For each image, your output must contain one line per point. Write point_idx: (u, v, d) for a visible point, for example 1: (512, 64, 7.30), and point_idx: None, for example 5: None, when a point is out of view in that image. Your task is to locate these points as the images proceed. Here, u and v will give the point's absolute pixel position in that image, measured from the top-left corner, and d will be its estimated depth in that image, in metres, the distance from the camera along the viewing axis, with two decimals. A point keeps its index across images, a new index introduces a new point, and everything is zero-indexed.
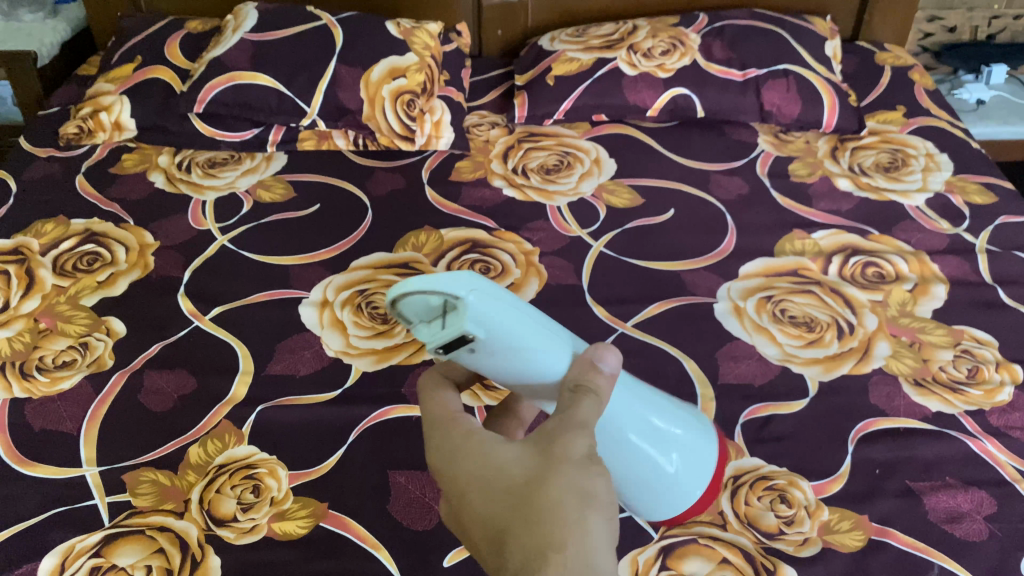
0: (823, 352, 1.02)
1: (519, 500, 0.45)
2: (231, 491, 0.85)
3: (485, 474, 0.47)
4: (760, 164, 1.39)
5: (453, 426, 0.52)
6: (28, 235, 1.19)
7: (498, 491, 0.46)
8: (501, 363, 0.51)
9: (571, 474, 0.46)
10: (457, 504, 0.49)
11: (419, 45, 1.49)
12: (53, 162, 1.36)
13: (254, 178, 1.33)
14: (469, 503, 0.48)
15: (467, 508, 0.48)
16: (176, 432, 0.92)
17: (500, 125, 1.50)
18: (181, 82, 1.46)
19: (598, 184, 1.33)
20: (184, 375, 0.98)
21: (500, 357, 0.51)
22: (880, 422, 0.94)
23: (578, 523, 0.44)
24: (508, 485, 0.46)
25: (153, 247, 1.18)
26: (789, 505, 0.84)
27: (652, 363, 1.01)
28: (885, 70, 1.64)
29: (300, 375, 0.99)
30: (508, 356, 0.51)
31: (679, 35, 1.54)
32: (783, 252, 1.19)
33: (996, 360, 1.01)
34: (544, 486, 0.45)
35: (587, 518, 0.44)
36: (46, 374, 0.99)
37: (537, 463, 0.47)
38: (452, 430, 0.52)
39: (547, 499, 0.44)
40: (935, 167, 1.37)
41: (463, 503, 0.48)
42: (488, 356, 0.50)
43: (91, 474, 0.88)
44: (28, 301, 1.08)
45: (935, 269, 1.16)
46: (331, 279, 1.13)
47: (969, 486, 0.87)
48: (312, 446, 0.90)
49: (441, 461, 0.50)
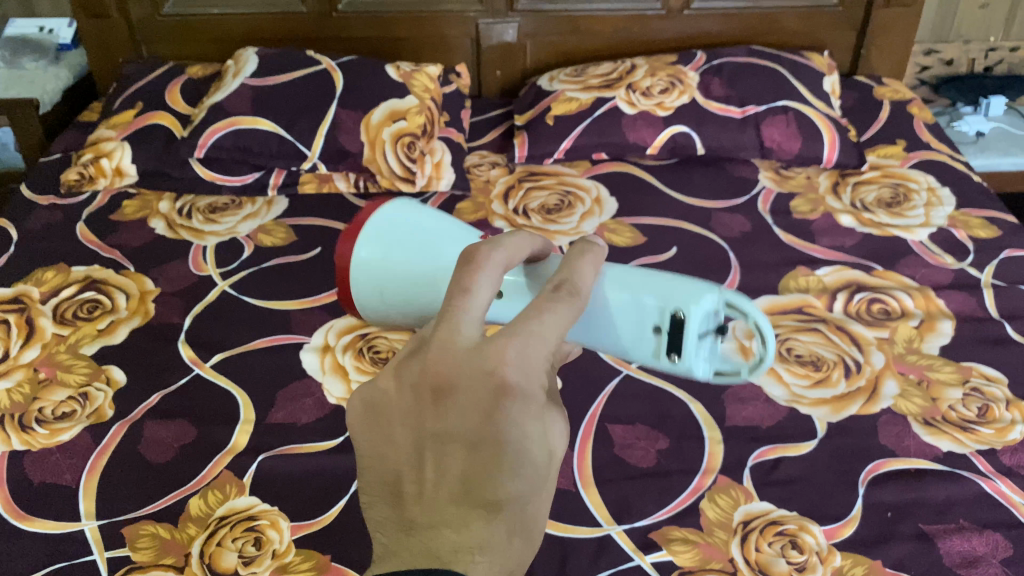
0: (830, 392, 1.01)
1: (533, 513, 0.41)
2: (232, 544, 0.83)
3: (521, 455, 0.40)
4: (761, 201, 1.39)
5: (532, 365, 0.42)
6: (29, 284, 1.19)
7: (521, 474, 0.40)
8: (632, 323, 0.64)
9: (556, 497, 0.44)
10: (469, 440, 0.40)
11: (419, 88, 1.50)
12: (55, 210, 1.35)
13: (255, 223, 1.33)
14: (488, 452, 0.40)
15: (484, 457, 0.40)
16: (176, 483, 0.91)
17: (500, 165, 1.50)
18: (181, 128, 1.46)
19: (600, 223, 1.33)
20: (184, 425, 0.97)
21: (630, 325, 0.65)
22: (890, 463, 0.92)
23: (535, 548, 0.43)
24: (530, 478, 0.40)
25: (154, 294, 1.18)
26: (800, 551, 0.82)
27: (658, 407, 1.00)
28: (884, 105, 1.65)
29: (302, 424, 0.97)
30: (642, 306, 0.64)
31: (677, 73, 1.55)
32: (788, 290, 1.18)
33: (1006, 398, 1.00)
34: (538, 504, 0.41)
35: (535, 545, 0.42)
36: (45, 426, 0.97)
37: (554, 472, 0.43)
38: (534, 374, 0.41)
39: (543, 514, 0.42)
40: (937, 202, 1.37)
41: (476, 452, 0.40)
42: (649, 305, 0.63)
43: (90, 528, 0.86)
44: (28, 351, 1.08)
45: (940, 305, 1.15)
46: (332, 323, 1.12)
47: (983, 529, 0.85)
48: (314, 496, 0.89)
49: (496, 396, 0.40)
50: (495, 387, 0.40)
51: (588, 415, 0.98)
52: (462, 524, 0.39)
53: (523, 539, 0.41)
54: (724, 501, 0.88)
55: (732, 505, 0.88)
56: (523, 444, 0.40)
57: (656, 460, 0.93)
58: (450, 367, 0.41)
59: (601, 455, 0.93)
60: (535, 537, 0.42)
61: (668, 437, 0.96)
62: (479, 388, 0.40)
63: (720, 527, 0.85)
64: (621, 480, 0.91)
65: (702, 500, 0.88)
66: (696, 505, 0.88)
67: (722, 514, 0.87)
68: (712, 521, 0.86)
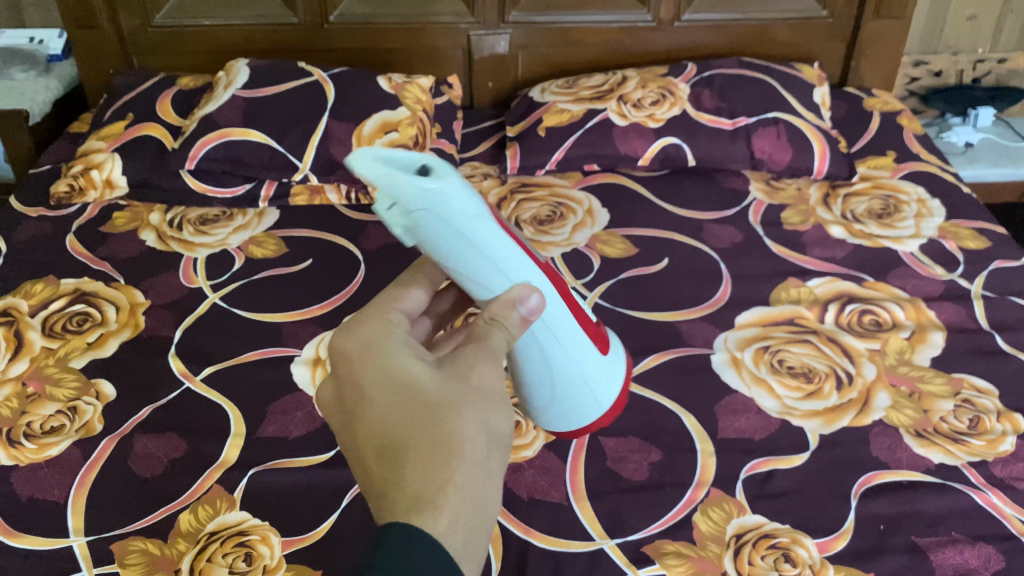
0: (822, 404, 1.01)
1: (437, 430, 0.50)
2: (223, 560, 0.83)
3: (394, 386, 0.53)
4: (752, 213, 1.39)
5: (376, 338, 0.57)
6: (18, 296, 1.18)
7: (401, 402, 0.52)
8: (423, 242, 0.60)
9: (473, 419, 0.52)
10: (357, 400, 0.54)
11: (410, 100, 1.50)
12: (44, 222, 1.35)
13: (246, 235, 1.33)
14: (374, 405, 0.53)
15: (371, 410, 0.52)
16: (166, 498, 0.90)
17: (492, 176, 1.50)
18: (172, 139, 1.46)
19: (592, 234, 1.33)
20: (174, 439, 0.97)
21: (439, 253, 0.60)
22: (882, 475, 0.92)
23: (469, 456, 0.50)
24: (414, 401, 0.52)
25: (144, 306, 1.17)
26: (793, 564, 0.82)
27: (650, 420, 1.00)
28: (874, 116, 1.65)
29: (293, 437, 0.97)
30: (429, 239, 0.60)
31: (668, 85, 1.55)
32: (779, 301, 1.18)
33: (997, 409, 1.00)
34: (444, 417, 0.51)
35: (468, 450, 0.50)
36: (34, 441, 0.97)
37: (450, 392, 0.53)
38: (381, 344, 0.57)
39: (453, 427, 0.50)
40: (927, 213, 1.38)
41: (366, 405, 0.53)
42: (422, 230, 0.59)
43: (78, 544, 0.85)
44: (16, 364, 1.07)
45: (931, 316, 1.15)
46: (324, 336, 1.12)
47: (976, 541, 0.85)
48: (305, 511, 0.88)
49: (357, 359, 0.56)
50: (354, 359, 0.56)
51: None
52: (387, 482, 0.49)
53: (441, 454, 0.49)
54: (717, 514, 0.88)
55: (725, 518, 0.87)
56: (387, 383, 0.53)
57: (648, 473, 0.93)
58: (331, 383, 0.57)
59: (594, 468, 0.93)
60: (457, 447, 0.49)
61: (661, 449, 0.96)
62: (346, 378, 0.56)
63: (713, 540, 0.85)
64: (614, 493, 0.91)
65: (695, 513, 0.88)
66: (689, 518, 0.88)
67: (715, 527, 0.86)
68: (705, 534, 0.86)
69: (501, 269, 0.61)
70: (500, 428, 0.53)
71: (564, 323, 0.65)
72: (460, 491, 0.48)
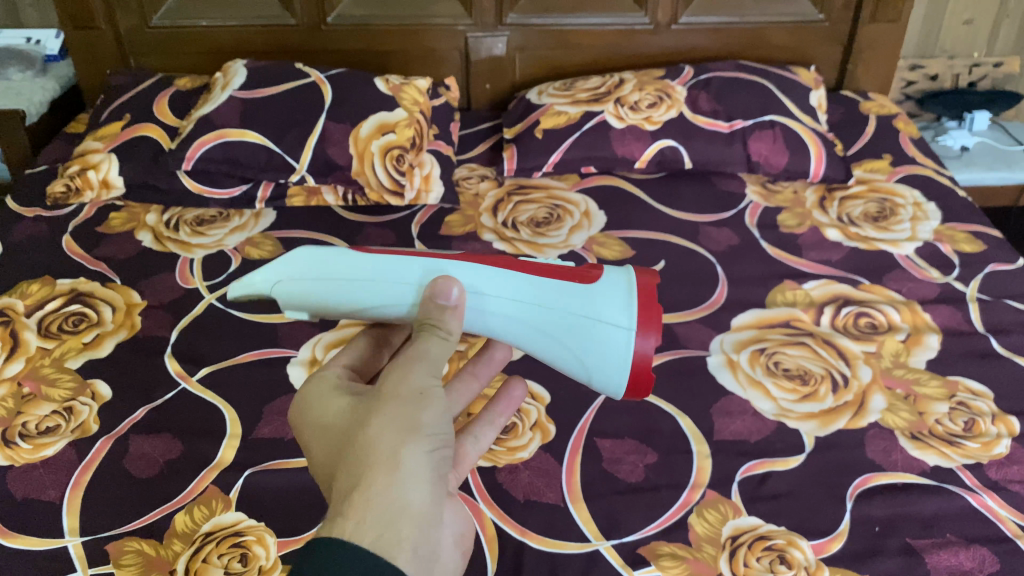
0: (817, 406, 1.01)
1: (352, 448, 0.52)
2: (218, 560, 0.83)
3: (327, 425, 0.56)
4: (749, 215, 1.39)
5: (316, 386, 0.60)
6: (14, 296, 1.18)
7: (331, 440, 0.55)
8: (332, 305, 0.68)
9: (390, 417, 0.52)
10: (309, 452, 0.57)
11: (408, 101, 1.50)
12: (40, 222, 1.35)
13: (242, 236, 1.32)
14: (315, 453, 0.56)
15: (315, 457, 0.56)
16: (162, 499, 0.90)
17: (489, 178, 1.50)
18: (169, 140, 1.46)
19: (589, 237, 1.33)
20: (170, 440, 0.97)
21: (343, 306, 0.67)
22: (878, 477, 0.93)
23: (382, 459, 0.50)
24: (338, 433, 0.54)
25: (140, 307, 1.17)
26: (788, 566, 0.82)
27: (646, 422, 1.00)
28: (870, 119, 1.66)
29: (289, 439, 0.97)
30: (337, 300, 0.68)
31: (665, 88, 1.56)
32: (775, 304, 1.18)
33: (991, 412, 1.01)
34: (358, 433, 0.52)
35: (381, 453, 0.51)
36: (29, 441, 0.97)
37: (367, 406, 0.54)
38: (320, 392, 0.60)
39: (365, 439, 0.52)
40: (922, 216, 1.38)
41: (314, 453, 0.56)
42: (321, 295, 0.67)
43: (73, 545, 0.85)
44: (12, 364, 1.07)
45: (927, 319, 1.15)
46: (320, 337, 1.11)
47: (970, 544, 0.85)
48: (301, 512, 0.88)
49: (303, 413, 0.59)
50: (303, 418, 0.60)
51: (576, 430, 0.98)
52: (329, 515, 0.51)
53: (355, 469, 0.50)
54: (713, 516, 0.88)
55: (720, 520, 0.88)
56: (320, 426, 0.56)
57: (644, 475, 0.93)
58: None
59: (590, 470, 0.93)
60: (368, 455, 0.51)
61: (657, 451, 0.96)
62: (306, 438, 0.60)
63: (708, 542, 0.85)
64: (610, 495, 0.91)
65: (690, 515, 0.88)
66: (684, 519, 0.88)
67: (711, 529, 0.87)
68: (700, 536, 0.86)
69: (397, 279, 0.64)
70: (421, 415, 0.53)
71: (502, 281, 0.63)
72: (375, 494, 0.49)
